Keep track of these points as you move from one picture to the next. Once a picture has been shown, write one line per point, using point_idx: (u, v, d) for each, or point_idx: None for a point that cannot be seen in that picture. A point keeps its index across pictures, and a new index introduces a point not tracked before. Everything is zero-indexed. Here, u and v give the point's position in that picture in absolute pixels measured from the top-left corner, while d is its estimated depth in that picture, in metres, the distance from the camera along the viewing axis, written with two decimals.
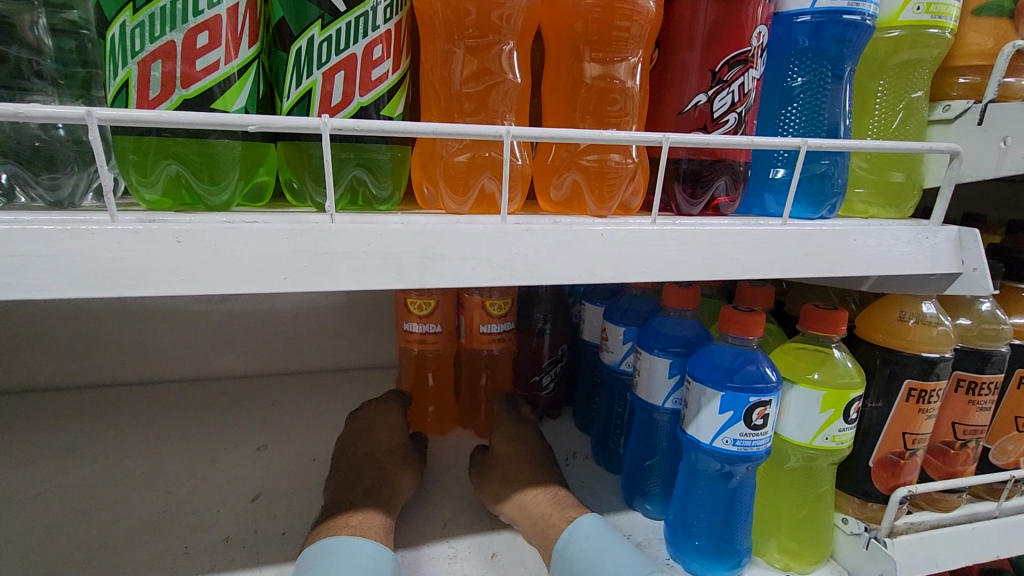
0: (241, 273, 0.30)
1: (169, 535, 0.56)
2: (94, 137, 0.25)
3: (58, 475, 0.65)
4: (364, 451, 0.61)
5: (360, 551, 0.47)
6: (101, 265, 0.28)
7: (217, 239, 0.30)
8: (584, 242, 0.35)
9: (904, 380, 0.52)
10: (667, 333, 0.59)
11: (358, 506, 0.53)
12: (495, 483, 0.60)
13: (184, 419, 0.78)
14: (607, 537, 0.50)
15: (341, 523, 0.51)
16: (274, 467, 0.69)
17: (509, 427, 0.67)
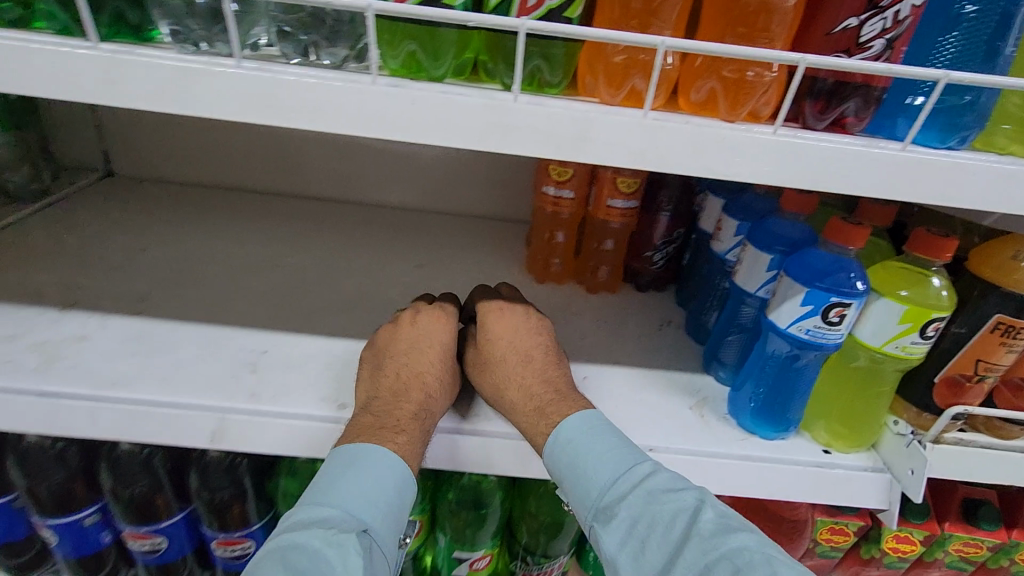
0: (449, 132, 0.43)
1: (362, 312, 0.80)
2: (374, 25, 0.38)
3: (286, 258, 0.91)
4: (413, 365, 0.64)
5: (385, 464, 0.56)
6: (365, 114, 0.43)
7: (437, 104, 0.42)
8: (706, 143, 0.43)
9: (995, 314, 0.55)
10: (778, 232, 0.65)
11: (400, 421, 0.60)
12: (498, 374, 0.66)
13: (361, 234, 1.00)
14: (584, 440, 0.59)
15: (386, 435, 0.58)
16: (430, 282, 0.90)
17: (496, 318, 0.70)
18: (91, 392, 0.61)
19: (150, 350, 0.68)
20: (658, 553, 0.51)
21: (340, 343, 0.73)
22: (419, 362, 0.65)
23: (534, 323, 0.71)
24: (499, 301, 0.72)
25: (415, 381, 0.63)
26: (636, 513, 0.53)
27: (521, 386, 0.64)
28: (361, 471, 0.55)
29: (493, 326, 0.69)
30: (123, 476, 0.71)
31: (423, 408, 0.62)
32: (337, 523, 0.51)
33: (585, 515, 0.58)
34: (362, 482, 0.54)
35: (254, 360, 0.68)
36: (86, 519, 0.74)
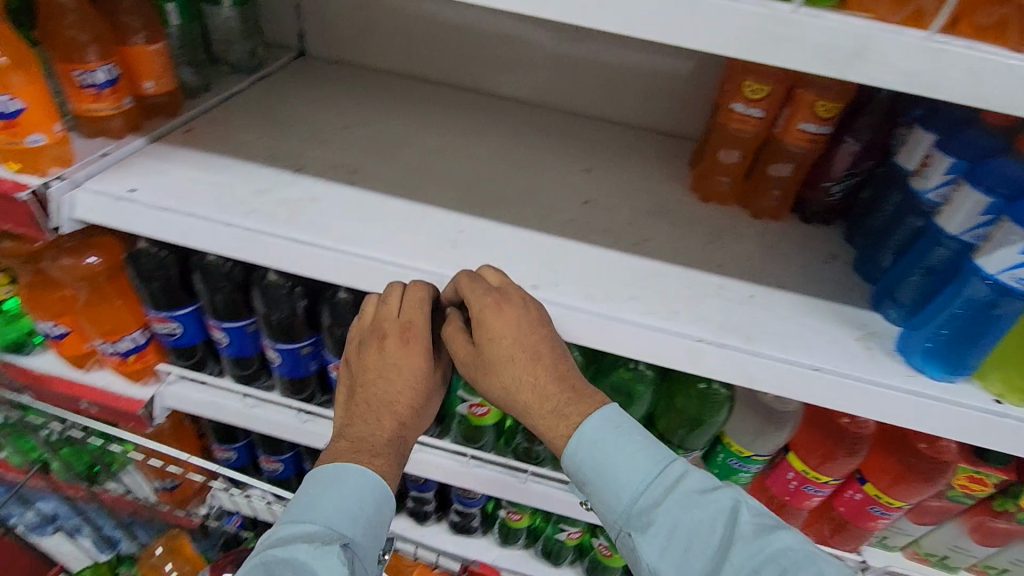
0: (717, 38, 0.45)
1: (536, 206, 0.87)
2: None
3: (466, 149, 0.97)
4: (386, 392, 0.69)
5: (363, 479, 0.68)
6: (639, 13, 0.45)
7: (713, 8, 0.44)
8: (989, 71, 0.42)
9: None
10: (1004, 174, 0.61)
11: (377, 448, 0.70)
12: (506, 378, 0.64)
13: (531, 133, 1.05)
14: (610, 438, 0.63)
15: (365, 458, 0.69)
16: (596, 186, 0.94)
17: (491, 316, 0.63)
18: (330, 245, 0.72)
19: (369, 216, 0.78)
20: (706, 554, 0.59)
21: (523, 232, 0.80)
22: (388, 395, 0.69)
23: (530, 310, 0.65)
24: (485, 296, 0.64)
25: (388, 408, 0.69)
26: (675, 517, 0.61)
27: (533, 391, 0.64)
28: (342, 490, 0.67)
29: (492, 327, 0.63)
30: (337, 317, 0.83)
31: (398, 431, 0.71)
32: (320, 537, 0.64)
33: (615, 520, 0.64)
34: (344, 497, 0.67)
35: (454, 238, 0.77)
36: (304, 349, 0.89)
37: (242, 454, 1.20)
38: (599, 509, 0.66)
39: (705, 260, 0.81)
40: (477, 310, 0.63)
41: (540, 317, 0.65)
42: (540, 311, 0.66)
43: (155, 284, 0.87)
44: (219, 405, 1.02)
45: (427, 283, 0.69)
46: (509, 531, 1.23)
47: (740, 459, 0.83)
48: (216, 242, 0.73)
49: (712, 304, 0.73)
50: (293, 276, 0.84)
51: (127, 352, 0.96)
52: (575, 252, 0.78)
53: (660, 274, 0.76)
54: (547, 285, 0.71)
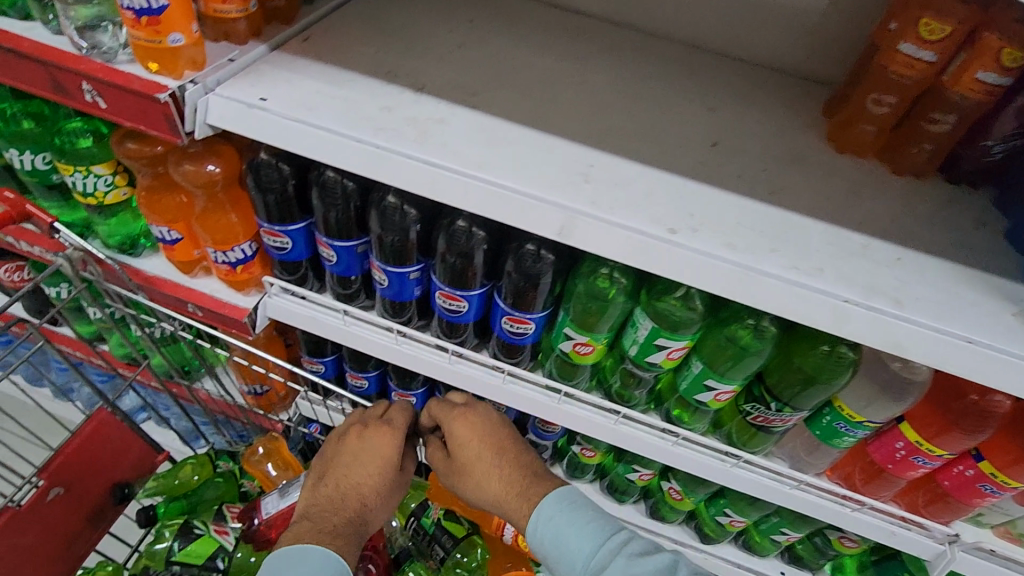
0: None
1: (664, 144, 0.82)
2: None
3: (587, 77, 0.92)
4: (360, 479, 0.88)
5: (322, 554, 0.77)
6: None
7: None
8: None
9: None
10: None
11: (345, 529, 0.83)
12: (474, 480, 0.92)
13: (652, 64, 0.97)
14: (563, 513, 0.80)
15: (328, 540, 0.80)
16: (724, 126, 0.88)
17: (463, 427, 0.94)
18: (463, 170, 0.70)
19: (497, 143, 0.75)
20: None
21: (655, 171, 0.76)
22: (357, 482, 0.87)
23: (488, 416, 0.96)
24: (459, 415, 0.96)
25: (359, 493, 0.88)
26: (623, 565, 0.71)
27: (500, 482, 0.89)
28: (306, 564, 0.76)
29: (460, 437, 0.93)
30: (453, 244, 0.83)
31: (360, 515, 0.87)
32: None
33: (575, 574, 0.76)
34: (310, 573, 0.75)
35: (585, 172, 0.73)
36: (412, 274, 0.89)
37: (329, 367, 1.23)
38: (564, 562, 0.78)
39: (845, 217, 0.76)
40: (449, 422, 0.94)
41: (495, 424, 0.94)
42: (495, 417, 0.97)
43: (269, 197, 0.87)
44: (317, 319, 1.03)
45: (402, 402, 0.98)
46: (577, 466, 1.26)
47: (849, 424, 0.81)
48: (346, 159, 0.71)
49: (858, 264, 0.69)
50: (409, 199, 0.85)
51: (235, 262, 0.98)
52: (711, 197, 0.73)
53: (801, 227, 0.72)
54: (685, 230, 0.68)
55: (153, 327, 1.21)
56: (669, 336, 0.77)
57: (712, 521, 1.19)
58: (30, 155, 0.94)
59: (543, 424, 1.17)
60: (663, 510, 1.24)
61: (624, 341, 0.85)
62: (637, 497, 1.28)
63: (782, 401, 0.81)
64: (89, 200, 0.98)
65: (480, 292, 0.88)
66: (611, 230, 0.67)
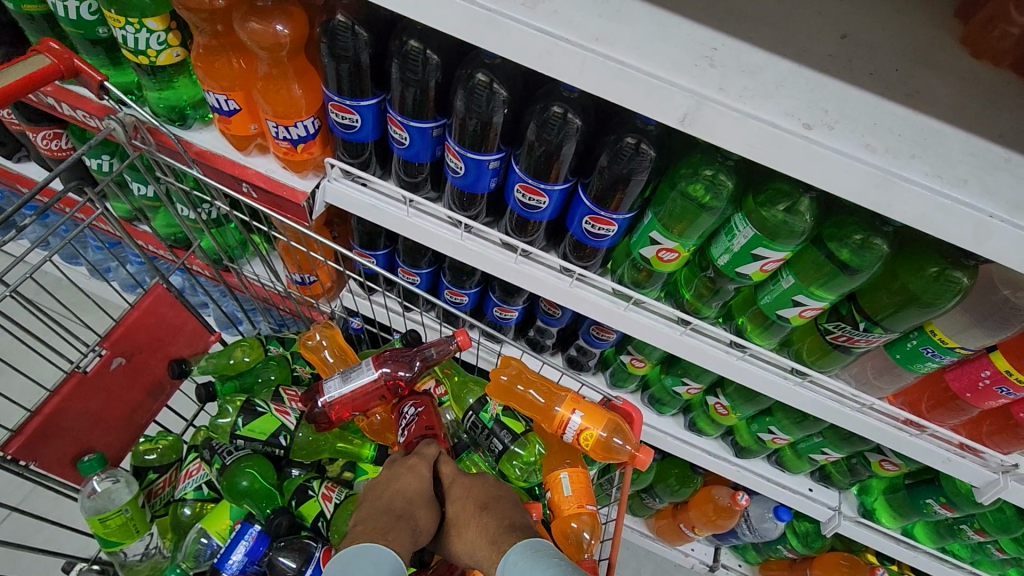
0: None
1: (789, 30, 0.73)
2: None
3: None
4: (404, 486, 0.82)
5: (382, 552, 0.67)
6: None
7: None
8: None
9: None
10: None
11: (393, 525, 0.74)
12: (460, 529, 0.79)
13: None
14: (524, 560, 0.64)
15: (383, 534, 0.71)
16: (853, 15, 0.79)
17: (458, 483, 0.85)
18: (581, 41, 0.63)
19: (612, 15, 0.67)
20: None
21: (783, 61, 0.68)
22: (400, 489, 0.82)
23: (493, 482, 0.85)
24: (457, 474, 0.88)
25: (404, 497, 0.81)
26: None
27: (478, 529, 0.76)
28: (365, 556, 0.66)
29: (456, 488, 0.85)
30: (542, 131, 0.77)
31: (406, 507, 0.78)
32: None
33: None
34: (375, 562, 0.66)
35: (709, 54, 0.66)
36: (491, 163, 0.83)
37: (380, 261, 1.21)
38: None
39: (984, 128, 0.70)
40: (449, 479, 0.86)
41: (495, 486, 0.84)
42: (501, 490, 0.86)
43: (343, 66, 0.80)
44: (379, 209, 0.98)
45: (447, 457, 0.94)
46: (622, 376, 1.26)
47: (937, 349, 0.78)
48: (449, 20, 0.64)
49: (1002, 178, 0.63)
50: (500, 78, 0.77)
51: (297, 140, 0.92)
52: (844, 95, 0.66)
53: (941, 134, 0.65)
54: (821, 126, 0.62)
55: (202, 206, 1.17)
56: (770, 246, 0.73)
57: (752, 437, 1.21)
58: (75, 2, 0.85)
59: (597, 331, 1.15)
60: (704, 423, 1.26)
61: (713, 249, 0.81)
62: (677, 410, 1.30)
63: (873, 320, 0.78)
64: (141, 60, 0.90)
65: (564, 187, 0.82)
66: (741, 120, 0.61)
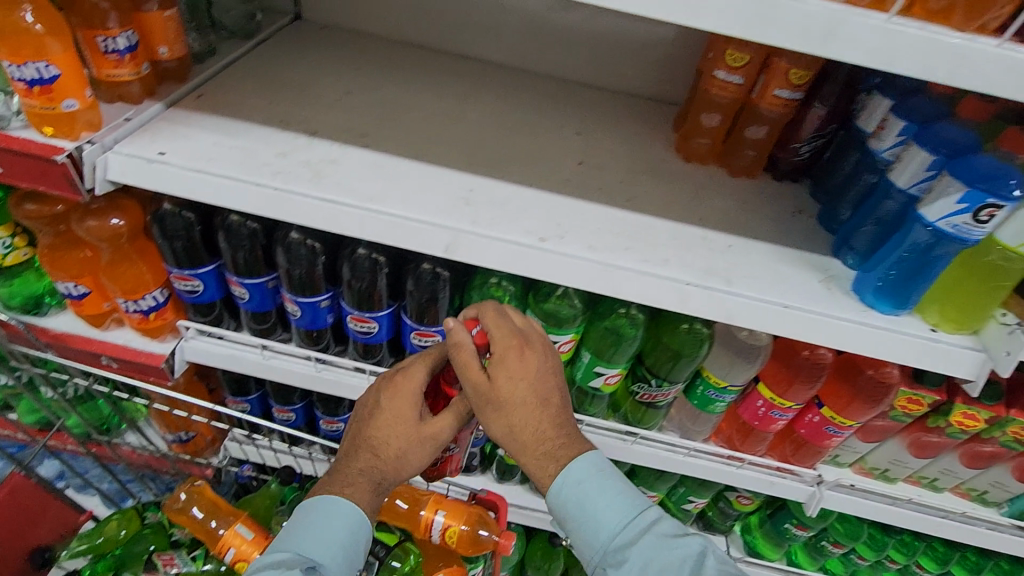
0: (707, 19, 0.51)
1: (537, 165, 0.94)
2: None
3: (467, 112, 1.03)
4: (387, 438, 0.77)
5: (332, 504, 0.79)
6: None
7: None
8: (943, 50, 0.50)
9: None
10: (943, 137, 0.72)
11: (355, 476, 0.80)
12: (512, 418, 0.69)
13: (524, 97, 1.10)
14: (591, 480, 0.71)
15: (342, 489, 0.80)
16: (589, 146, 1.01)
17: (513, 360, 0.69)
18: (357, 203, 0.78)
19: (387, 178, 0.84)
20: None
21: (527, 191, 0.87)
22: (382, 429, 0.77)
23: (549, 359, 0.72)
24: (513, 341, 0.69)
25: (384, 447, 0.77)
26: (648, 555, 0.68)
27: (535, 430, 0.70)
28: (321, 517, 0.78)
29: (509, 368, 0.68)
30: (356, 272, 0.91)
31: (372, 461, 0.79)
32: (291, 561, 0.76)
33: (592, 552, 0.72)
34: (330, 522, 0.78)
35: (466, 195, 0.84)
36: (322, 302, 0.95)
37: (255, 404, 1.27)
38: (579, 545, 0.74)
39: (689, 215, 0.91)
40: (503, 351, 0.69)
41: (547, 367, 0.71)
42: (558, 361, 0.74)
43: (177, 244, 0.92)
44: (237, 357, 1.07)
45: (502, 303, 0.74)
46: (506, 467, 1.34)
47: (717, 390, 0.93)
48: (248, 203, 0.78)
49: (697, 253, 0.83)
50: (311, 234, 0.92)
51: (148, 310, 1.01)
52: (577, 209, 0.86)
53: (651, 227, 0.85)
54: (553, 237, 0.80)
55: (66, 386, 1.20)
56: (555, 330, 0.88)
57: None
58: None
59: None
60: None
61: None
62: None
63: (660, 377, 0.94)
64: None
65: (388, 312, 0.95)
66: (489, 243, 0.77)
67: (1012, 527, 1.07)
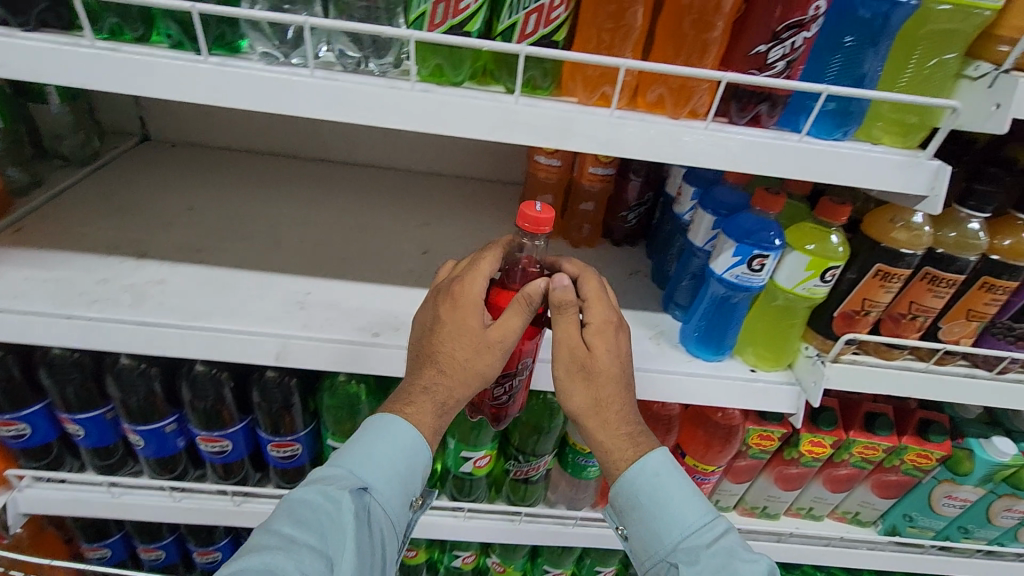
0: (456, 128, 0.57)
1: (382, 259, 0.97)
2: (412, 47, 0.51)
3: (315, 215, 1.06)
4: (452, 350, 0.66)
5: (389, 426, 0.68)
6: (393, 109, 0.57)
7: (439, 104, 0.56)
8: (658, 135, 0.58)
9: (982, 274, 0.75)
10: (719, 198, 0.81)
11: (414, 395, 0.68)
12: (593, 390, 0.69)
13: (374, 194, 1.15)
14: (670, 473, 0.70)
15: (400, 409, 0.69)
16: (437, 235, 1.06)
17: (606, 333, 0.70)
18: (180, 322, 0.77)
19: (217, 291, 0.83)
20: None
21: (369, 287, 0.90)
22: (451, 336, 0.66)
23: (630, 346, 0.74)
24: (610, 317, 0.71)
25: (452, 362, 0.66)
26: (720, 562, 0.64)
27: (616, 408, 0.70)
28: (375, 436, 0.68)
29: (604, 344, 0.70)
30: (197, 392, 0.87)
31: (437, 378, 0.67)
32: (339, 481, 0.65)
33: (661, 549, 0.69)
34: (387, 444, 0.67)
35: (301, 299, 0.85)
36: (167, 427, 0.90)
37: (116, 549, 1.15)
38: (646, 543, 0.71)
39: None
40: (592, 322, 0.70)
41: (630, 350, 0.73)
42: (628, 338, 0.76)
43: None
44: (81, 501, 0.97)
45: (596, 272, 0.75)
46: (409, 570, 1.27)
47: (585, 455, 0.96)
48: (60, 335, 0.75)
49: None
50: (146, 357, 0.88)
51: None
52: (416, 299, 0.88)
53: None
54: (388, 330, 0.81)
55: None
56: None
57: None
58: None
59: None
60: None
61: None
62: None
63: (527, 452, 0.96)
64: None
65: (240, 427, 0.91)
66: (320, 346, 0.77)
67: (891, 543, 1.12)
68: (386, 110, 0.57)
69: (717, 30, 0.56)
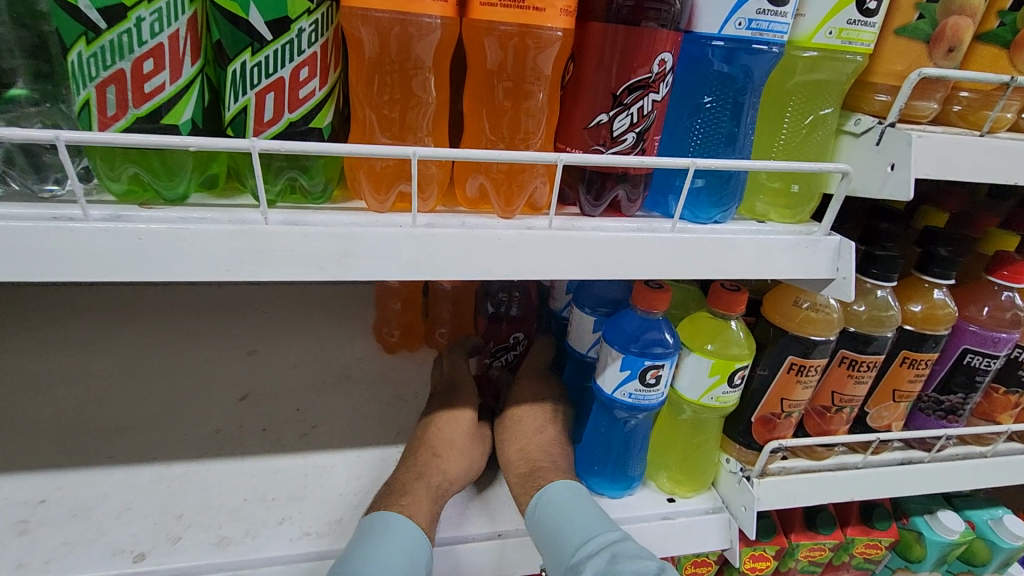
0: (171, 269, 0.37)
1: (176, 417, 0.71)
2: (57, 158, 0.31)
3: (86, 364, 0.78)
4: (453, 436, 0.62)
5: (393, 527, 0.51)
6: (51, 248, 0.35)
7: (132, 236, 0.36)
8: (485, 245, 0.41)
9: (901, 348, 0.64)
10: (597, 293, 0.67)
11: (408, 482, 0.56)
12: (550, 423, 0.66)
13: (180, 323, 0.89)
14: (573, 502, 0.55)
15: (393, 502, 0.54)
16: (266, 366, 0.82)
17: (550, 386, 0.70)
18: None
19: None
20: None
21: (146, 471, 0.63)
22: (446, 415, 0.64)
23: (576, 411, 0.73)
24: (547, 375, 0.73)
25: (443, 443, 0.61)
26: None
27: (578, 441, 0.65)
28: (383, 535, 0.50)
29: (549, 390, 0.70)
30: None
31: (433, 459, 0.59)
32: None
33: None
34: (398, 543, 0.49)
35: (27, 515, 0.57)
36: None
37: None
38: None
39: (383, 430, 0.73)
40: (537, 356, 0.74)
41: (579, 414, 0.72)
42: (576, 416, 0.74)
43: None
44: None
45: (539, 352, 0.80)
46: None
47: None
48: None
49: None
50: None
51: None
52: (213, 481, 0.63)
53: (327, 470, 0.66)
54: (162, 545, 0.55)
55: None
56: None
57: None
58: None
59: None
60: None
61: None
62: None
63: None
64: None
65: None
66: None
67: None
68: (41, 253, 0.35)
69: (544, 97, 0.42)
